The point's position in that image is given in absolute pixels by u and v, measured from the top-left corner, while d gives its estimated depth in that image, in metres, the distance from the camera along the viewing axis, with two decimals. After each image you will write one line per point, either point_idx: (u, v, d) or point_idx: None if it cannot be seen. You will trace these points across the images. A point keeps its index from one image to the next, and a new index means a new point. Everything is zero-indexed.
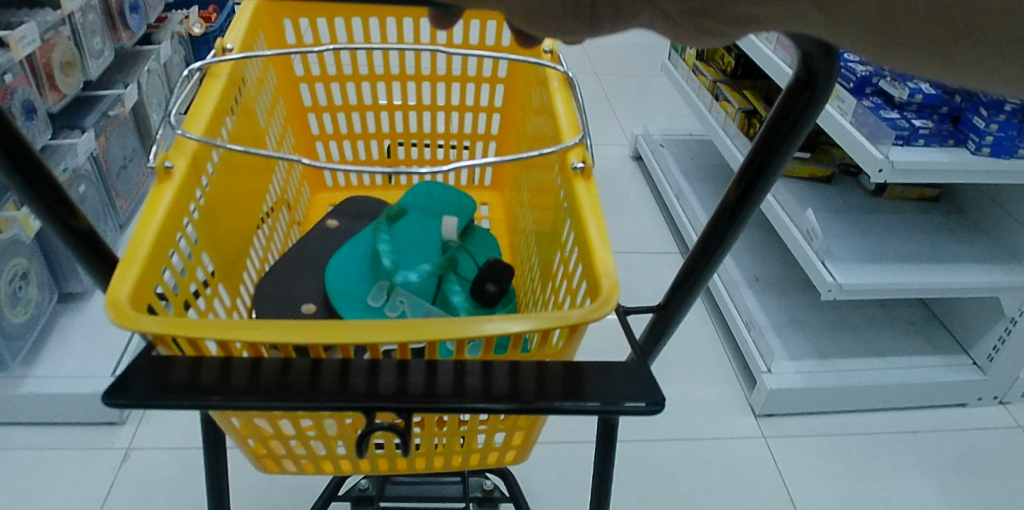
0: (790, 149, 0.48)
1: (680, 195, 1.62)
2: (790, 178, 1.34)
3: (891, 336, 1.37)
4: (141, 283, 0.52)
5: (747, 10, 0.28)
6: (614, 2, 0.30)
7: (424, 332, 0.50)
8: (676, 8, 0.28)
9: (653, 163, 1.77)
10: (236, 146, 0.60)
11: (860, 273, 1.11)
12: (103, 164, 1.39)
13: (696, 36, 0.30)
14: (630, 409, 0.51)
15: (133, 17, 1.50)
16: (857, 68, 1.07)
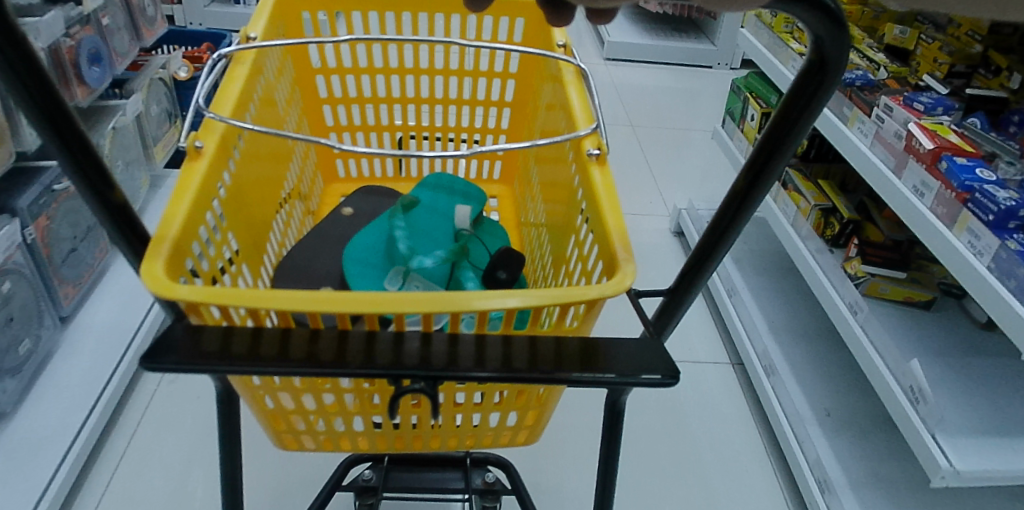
0: (802, 133, 0.50)
1: (733, 291, 1.50)
2: (879, 299, 1.20)
3: (988, 495, 1.19)
4: (174, 256, 0.53)
5: None
6: None
7: (448, 304, 0.51)
8: None
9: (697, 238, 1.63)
10: (262, 128, 0.62)
11: (976, 455, 0.92)
12: (43, 249, 1.17)
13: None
14: (646, 381, 0.53)
15: (92, 70, 1.30)
16: (999, 196, 0.82)
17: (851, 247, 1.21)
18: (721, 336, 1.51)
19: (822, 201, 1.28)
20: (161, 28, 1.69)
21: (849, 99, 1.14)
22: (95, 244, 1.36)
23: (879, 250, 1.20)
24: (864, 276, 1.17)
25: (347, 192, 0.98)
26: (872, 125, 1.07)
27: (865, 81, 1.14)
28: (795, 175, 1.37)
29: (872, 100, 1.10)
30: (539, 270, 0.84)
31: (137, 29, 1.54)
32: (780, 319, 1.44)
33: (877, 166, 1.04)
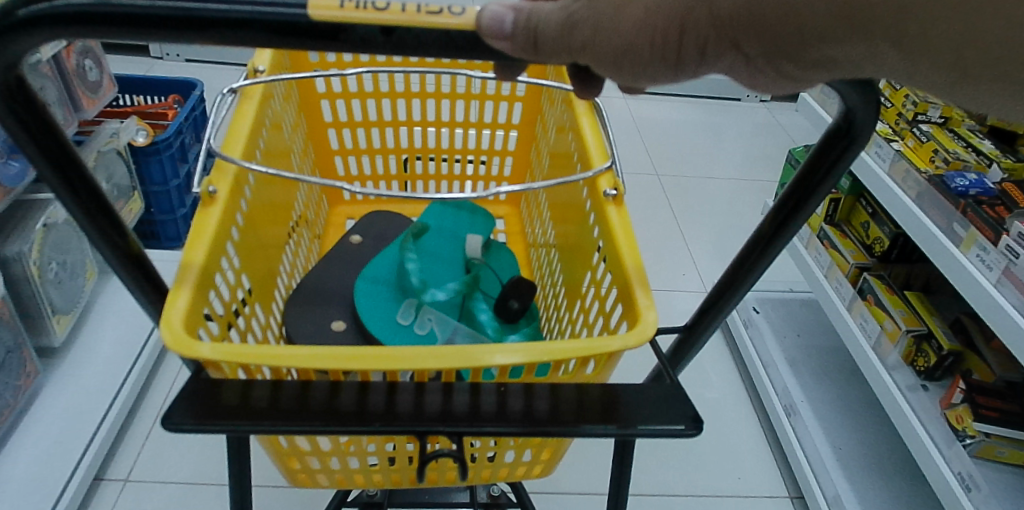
0: (828, 186, 0.50)
1: (792, 410, 1.28)
2: (996, 461, 0.97)
3: None
4: (192, 310, 0.53)
5: (827, 53, 0.31)
6: (699, 47, 0.32)
7: (472, 359, 0.51)
8: (757, 51, 0.31)
9: (746, 335, 1.44)
10: (275, 170, 0.61)
11: None
12: None
13: (777, 79, 0.33)
14: (669, 432, 0.53)
15: None
16: None
17: (957, 390, 1.00)
18: (774, 448, 1.30)
19: (915, 325, 1.06)
20: (110, 93, 1.35)
21: (962, 212, 0.90)
22: (17, 371, 1.08)
23: (994, 400, 0.97)
24: (975, 435, 0.95)
25: (353, 215, 0.97)
26: (999, 257, 0.82)
27: (981, 190, 0.92)
28: (876, 284, 1.14)
29: (998, 221, 0.84)
30: (550, 297, 0.83)
31: (73, 98, 1.21)
32: (850, 447, 1.24)
33: (1009, 316, 0.79)
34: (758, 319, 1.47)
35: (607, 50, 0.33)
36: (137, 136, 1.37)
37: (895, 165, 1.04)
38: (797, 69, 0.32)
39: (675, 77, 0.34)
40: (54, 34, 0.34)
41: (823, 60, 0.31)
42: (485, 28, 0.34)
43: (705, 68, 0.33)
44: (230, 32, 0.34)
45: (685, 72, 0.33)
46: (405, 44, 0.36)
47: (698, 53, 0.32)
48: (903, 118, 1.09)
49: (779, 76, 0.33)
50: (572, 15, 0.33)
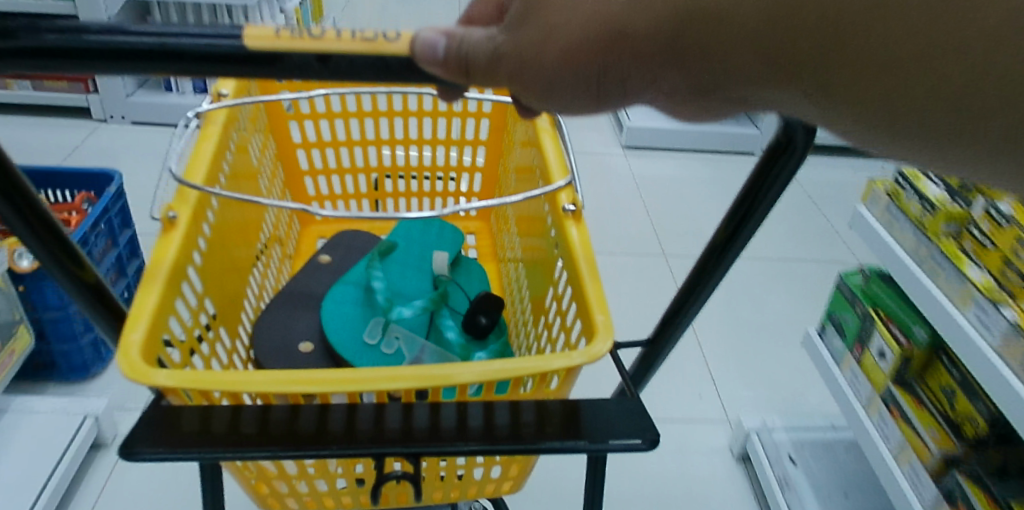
0: (773, 197, 0.52)
1: None
2: None
3: None
4: (151, 338, 0.53)
5: (748, 90, 0.31)
6: (621, 81, 0.33)
7: (431, 378, 0.52)
8: (681, 83, 0.32)
9: (781, 496, 1.11)
10: (236, 194, 0.62)
11: None
12: None
13: (697, 107, 0.33)
14: (627, 447, 0.54)
15: None
16: None
17: None
18: None
19: None
20: None
21: None
22: None
23: None
24: None
25: (325, 234, 0.97)
26: None
27: None
28: (970, 485, 0.79)
29: None
30: (519, 312, 0.84)
31: None
32: None
33: None
34: (798, 476, 1.14)
35: (533, 77, 0.34)
36: (20, 258, 1.08)
37: (1009, 342, 0.70)
38: (716, 100, 0.32)
39: (599, 107, 0.35)
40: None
41: (739, 99, 0.32)
42: (420, 55, 0.35)
43: (627, 103, 0.34)
44: (165, 65, 0.35)
45: (608, 103, 0.34)
46: (342, 70, 0.37)
47: (620, 87, 0.33)
48: (1015, 269, 0.75)
49: (700, 104, 0.33)
50: (500, 44, 0.34)
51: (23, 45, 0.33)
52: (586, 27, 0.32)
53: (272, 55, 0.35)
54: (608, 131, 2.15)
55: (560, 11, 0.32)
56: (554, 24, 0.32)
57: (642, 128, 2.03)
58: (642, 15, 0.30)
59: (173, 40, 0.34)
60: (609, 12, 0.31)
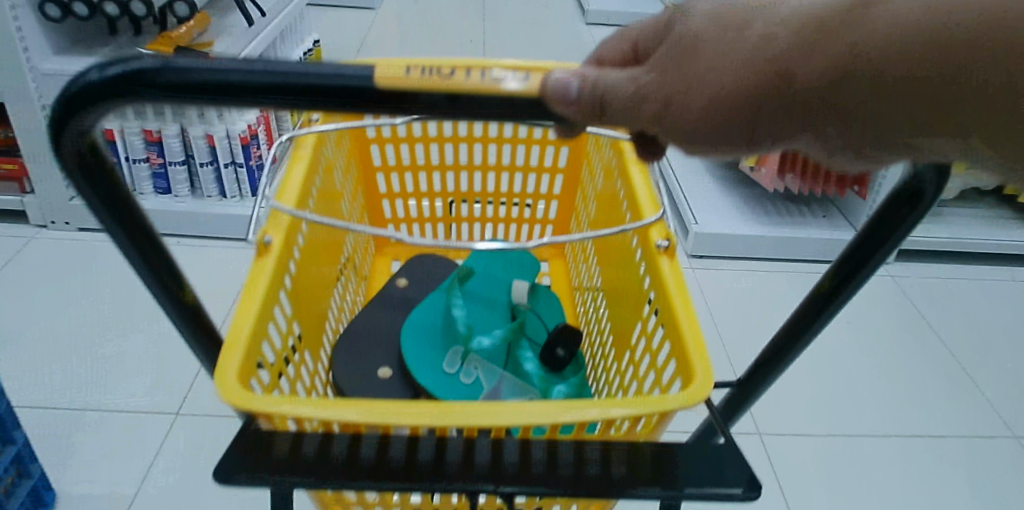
0: (891, 245, 0.49)
1: None
2: None
3: None
4: (245, 363, 0.53)
5: (910, 138, 0.30)
6: (773, 130, 0.32)
7: (525, 419, 0.50)
8: (839, 135, 0.31)
9: None
10: (328, 220, 0.62)
11: None
12: None
13: (850, 159, 0.32)
14: (726, 496, 0.51)
15: None
16: None
17: None
18: None
19: None
20: None
21: None
22: None
23: None
24: None
25: (400, 256, 0.97)
26: None
27: None
28: None
29: None
30: (596, 345, 0.82)
31: None
32: None
33: None
34: None
35: (678, 124, 0.32)
36: None
37: None
38: (875, 152, 0.31)
39: (749, 154, 0.34)
40: (146, 93, 0.36)
41: (903, 145, 0.30)
42: (550, 90, 0.34)
43: (781, 147, 0.33)
44: (287, 99, 0.35)
45: (761, 149, 0.33)
46: (470, 109, 0.36)
47: (775, 134, 0.32)
48: None
49: (857, 158, 0.32)
50: (643, 84, 0.32)
51: (165, 79, 0.35)
52: (757, 65, 0.30)
53: (397, 95, 0.35)
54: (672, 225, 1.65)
55: (717, 46, 0.31)
56: (710, 62, 0.31)
57: (714, 235, 1.53)
58: (812, 58, 0.30)
59: (301, 80, 0.35)
60: (775, 48, 0.30)
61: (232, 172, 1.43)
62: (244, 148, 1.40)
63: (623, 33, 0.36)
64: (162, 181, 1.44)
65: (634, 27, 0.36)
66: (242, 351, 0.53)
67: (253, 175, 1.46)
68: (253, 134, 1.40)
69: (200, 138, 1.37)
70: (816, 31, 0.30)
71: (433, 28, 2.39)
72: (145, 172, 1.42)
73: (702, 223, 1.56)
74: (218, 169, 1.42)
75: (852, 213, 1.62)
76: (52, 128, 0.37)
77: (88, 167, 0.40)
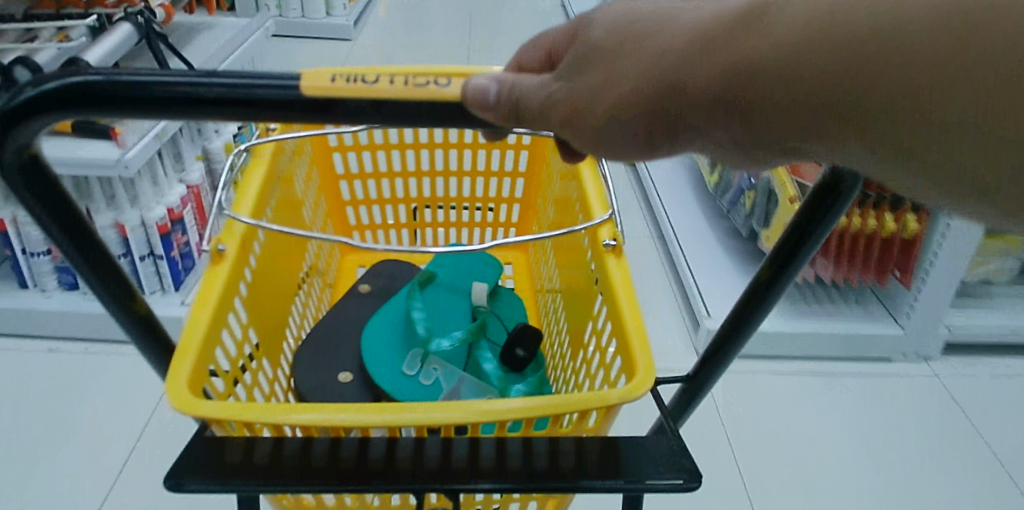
0: (820, 238, 0.51)
1: None
2: None
3: None
4: (197, 370, 0.54)
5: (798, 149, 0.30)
6: (671, 132, 0.33)
7: (471, 416, 0.52)
8: (729, 142, 0.32)
9: None
10: (281, 228, 0.63)
11: None
12: None
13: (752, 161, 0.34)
14: (668, 486, 0.53)
15: None
16: None
17: None
18: None
19: None
20: None
21: None
22: None
23: None
24: None
25: (364, 263, 0.98)
26: None
27: None
28: None
29: None
30: (556, 345, 0.83)
31: None
32: None
33: None
34: None
35: (587, 128, 0.34)
36: None
37: None
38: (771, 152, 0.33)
39: (652, 157, 0.35)
40: (78, 106, 0.36)
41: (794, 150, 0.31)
42: (469, 99, 0.35)
43: (679, 151, 0.34)
44: (215, 108, 0.36)
45: (661, 153, 0.34)
46: (394, 116, 0.37)
47: (671, 136, 0.33)
48: None
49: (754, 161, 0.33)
50: (553, 93, 0.34)
51: (98, 88, 0.36)
52: (652, 75, 0.31)
53: (324, 101, 0.36)
54: (677, 309, 1.37)
55: (617, 53, 0.33)
56: (610, 71, 0.33)
57: None
58: (699, 68, 0.30)
59: (229, 90, 0.36)
60: (666, 60, 0.31)
61: (153, 264, 1.22)
62: (164, 238, 1.19)
63: (539, 40, 0.38)
64: (68, 275, 1.21)
65: (547, 33, 0.38)
66: (194, 359, 0.54)
67: (176, 266, 1.25)
68: (175, 219, 1.21)
69: (110, 228, 1.15)
70: (704, 46, 0.30)
71: (424, 33, 2.34)
72: (46, 266, 1.20)
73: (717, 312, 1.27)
74: (135, 263, 1.20)
75: (894, 303, 1.31)
76: None
77: (31, 180, 0.40)
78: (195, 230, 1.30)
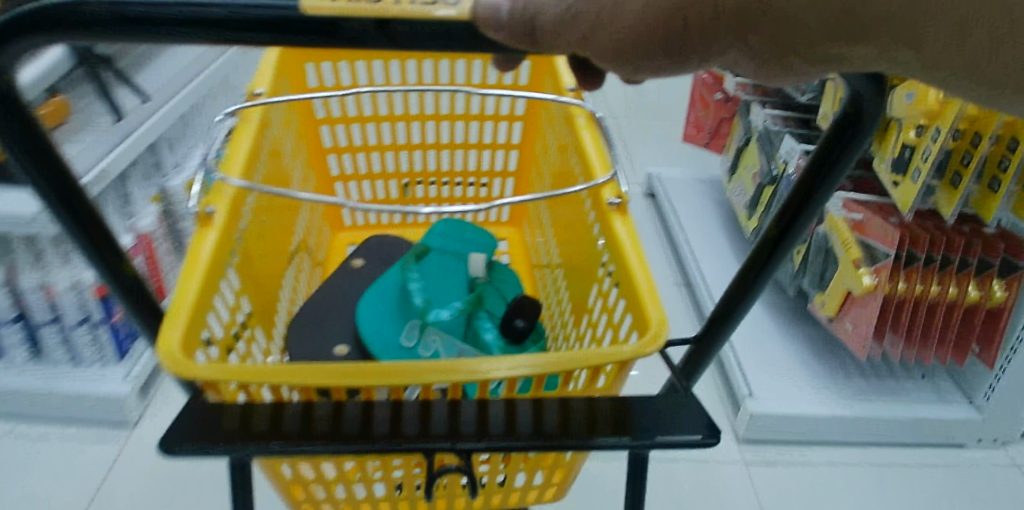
0: (834, 183, 0.50)
1: None
2: None
3: None
4: (190, 334, 0.51)
5: (838, 51, 0.30)
6: (706, 44, 0.31)
7: (481, 375, 0.49)
8: (766, 49, 0.31)
9: None
10: (274, 190, 0.60)
11: None
12: None
13: (784, 78, 0.33)
14: (686, 441, 0.51)
15: None
16: None
17: None
18: None
19: None
20: None
21: None
22: None
23: None
24: None
25: (354, 241, 0.95)
26: None
27: None
28: None
29: None
30: (557, 316, 0.82)
31: None
32: None
33: None
34: None
35: (611, 42, 0.31)
36: None
37: None
38: (802, 64, 0.32)
39: (680, 72, 0.33)
40: (55, 30, 0.34)
41: (828, 56, 0.31)
42: (482, 19, 0.34)
43: (710, 63, 0.32)
44: (208, 32, 0.34)
45: (691, 68, 0.33)
46: (400, 38, 0.35)
47: (705, 45, 0.31)
48: None
49: (790, 72, 0.32)
50: (571, 5, 0.32)
51: (85, 12, 0.33)
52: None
53: (323, 22, 0.34)
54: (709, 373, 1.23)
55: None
56: None
57: (776, 417, 1.09)
58: None
59: (218, 10, 0.33)
60: None
61: (90, 332, 1.08)
62: (101, 300, 1.06)
63: None
64: None
65: None
66: (186, 320, 0.51)
67: (119, 334, 1.12)
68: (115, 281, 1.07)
69: (35, 291, 1.02)
70: None
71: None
72: None
73: (762, 393, 1.12)
74: (67, 331, 1.07)
75: (969, 382, 1.13)
76: None
77: (8, 113, 0.37)
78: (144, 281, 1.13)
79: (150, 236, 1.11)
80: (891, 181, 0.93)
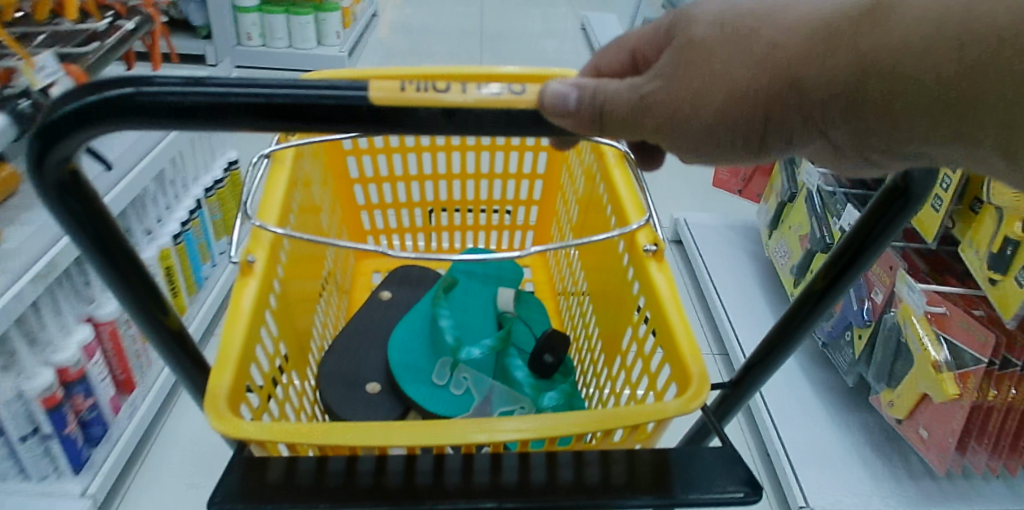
0: (882, 244, 0.50)
1: None
2: None
3: None
4: (235, 388, 0.52)
5: (916, 141, 0.31)
6: (787, 132, 0.32)
7: (526, 433, 0.50)
8: (846, 138, 0.32)
9: None
10: (312, 237, 0.60)
11: None
12: None
13: (859, 163, 0.33)
14: (727, 499, 0.51)
15: None
16: None
17: None
18: None
19: None
20: None
21: None
22: None
23: None
24: None
25: (380, 268, 0.96)
26: None
27: None
28: None
29: None
30: (585, 349, 0.82)
31: None
32: None
33: None
34: None
35: (687, 131, 0.32)
36: None
37: None
38: (871, 150, 0.32)
39: (758, 156, 0.34)
40: (127, 118, 0.34)
41: (899, 142, 0.31)
42: (548, 107, 0.34)
43: (791, 149, 0.33)
44: (278, 119, 0.34)
45: (769, 155, 0.34)
46: (466, 125, 0.35)
47: (785, 139, 0.33)
48: None
49: (862, 156, 0.33)
50: (646, 92, 0.33)
51: (163, 102, 0.34)
52: (750, 80, 0.31)
53: (392, 110, 0.34)
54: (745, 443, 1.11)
55: (715, 44, 0.32)
56: (713, 74, 0.31)
57: None
58: (829, 65, 0.30)
59: (288, 98, 0.34)
60: (786, 56, 0.31)
61: (40, 446, 0.84)
62: (54, 411, 0.82)
63: (624, 42, 0.39)
64: None
65: (632, 34, 0.38)
66: (232, 373, 0.51)
67: (77, 444, 0.87)
68: (72, 380, 0.84)
69: None
70: (826, 36, 0.30)
71: (423, 38, 2.27)
72: None
73: (820, 500, 0.96)
74: (14, 445, 0.83)
75: None
76: (31, 157, 0.35)
77: (70, 198, 0.38)
78: (108, 377, 0.93)
79: (114, 323, 0.92)
80: (983, 275, 0.83)
